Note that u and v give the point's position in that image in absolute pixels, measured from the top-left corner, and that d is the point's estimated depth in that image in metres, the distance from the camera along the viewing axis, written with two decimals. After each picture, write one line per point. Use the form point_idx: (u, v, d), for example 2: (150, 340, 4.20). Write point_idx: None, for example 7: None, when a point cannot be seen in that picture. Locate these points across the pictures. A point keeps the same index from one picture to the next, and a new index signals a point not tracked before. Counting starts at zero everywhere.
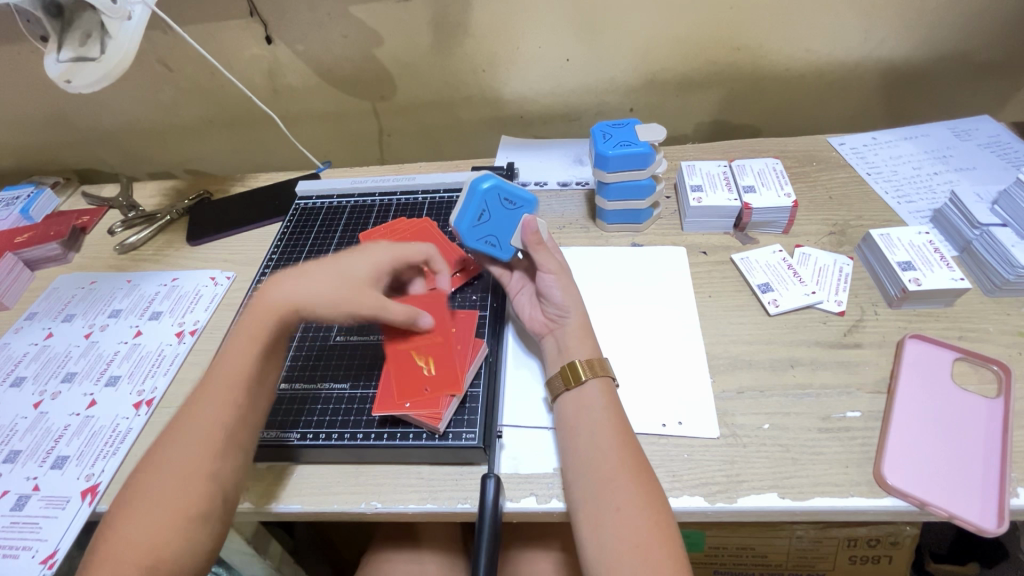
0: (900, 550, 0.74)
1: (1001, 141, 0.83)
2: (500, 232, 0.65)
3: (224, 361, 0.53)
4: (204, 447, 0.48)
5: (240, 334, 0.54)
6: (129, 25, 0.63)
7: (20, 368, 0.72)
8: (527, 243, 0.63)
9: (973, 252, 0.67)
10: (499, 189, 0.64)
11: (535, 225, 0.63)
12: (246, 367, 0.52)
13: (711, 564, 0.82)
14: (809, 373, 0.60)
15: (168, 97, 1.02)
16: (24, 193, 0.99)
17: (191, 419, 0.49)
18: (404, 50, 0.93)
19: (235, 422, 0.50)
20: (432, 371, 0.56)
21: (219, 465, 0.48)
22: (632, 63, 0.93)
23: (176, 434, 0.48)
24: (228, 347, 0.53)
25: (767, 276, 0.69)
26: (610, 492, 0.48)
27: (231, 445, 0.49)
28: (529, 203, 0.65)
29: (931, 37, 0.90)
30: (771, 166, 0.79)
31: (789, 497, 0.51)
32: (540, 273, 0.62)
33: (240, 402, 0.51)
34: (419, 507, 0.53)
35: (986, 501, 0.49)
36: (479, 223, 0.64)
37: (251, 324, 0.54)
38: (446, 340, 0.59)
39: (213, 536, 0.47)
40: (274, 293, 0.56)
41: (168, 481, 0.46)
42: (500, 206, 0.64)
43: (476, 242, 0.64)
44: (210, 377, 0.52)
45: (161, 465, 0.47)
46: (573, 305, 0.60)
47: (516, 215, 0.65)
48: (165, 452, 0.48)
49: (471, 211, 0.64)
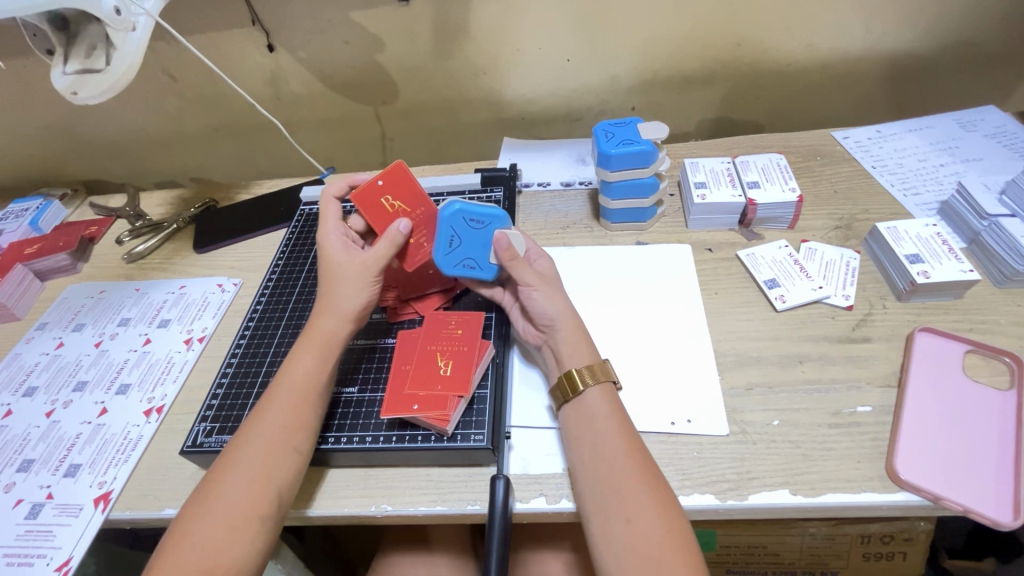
0: (914, 546, 0.73)
1: (1006, 131, 0.82)
2: (477, 254, 0.64)
3: (286, 374, 0.55)
4: (264, 455, 0.50)
5: (304, 354, 0.56)
6: (133, 37, 0.65)
7: (32, 378, 0.72)
8: (501, 260, 0.61)
9: (982, 244, 0.66)
10: (463, 212, 0.64)
11: (507, 240, 0.61)
12: (307, 381, 0.55)
13: (722, 563, 0.81)
14: (818, 368, 0.59)
15: (173, 106, 1.02)
16: (33, 205, 1.00)
17: (253, 432, 0.52)
18: (406, 53, 0.94)
19: (294, 429, 0.52)
20: (449, 372, 0.56)
21: (279, 471, 0.50)
22: (633, 61, 0.93)
23: (239, 445, 0.51)
24: (291, 365, 0.56)
25: (772, 271, 0.69)
26: (619, 501, 0.47)
27: (290, 449, 0.51)
28: (498, 217, 0.65)
29: (934, 28, 0.90)
30: (774, 161, 0.78)
31: (800, 494, 0.50)
32: (523, 289, 0.60)
33: (302, 410, 0.53)
34: (428, 509, 0.53)
35: (1001, 494, 0.48)
36: (452, 249, 0.64)
37: (312, 345, 0.57)
38: (470, 348, 0.59)
39: (270, 535, 0.48)
40: (324, 318, 0.58)
41: (231, 488, 0.48)
42: (468, 228, 0.64)
43: (456, 269, 0.64)
44: (272, 392, 0.55)
45: (222, 473, 0.49)
46: (558, 312, 0.59)
47: (487, 232, 0.64)
48: (230, 461, 0.50)
49: (442, 239, 0.63)
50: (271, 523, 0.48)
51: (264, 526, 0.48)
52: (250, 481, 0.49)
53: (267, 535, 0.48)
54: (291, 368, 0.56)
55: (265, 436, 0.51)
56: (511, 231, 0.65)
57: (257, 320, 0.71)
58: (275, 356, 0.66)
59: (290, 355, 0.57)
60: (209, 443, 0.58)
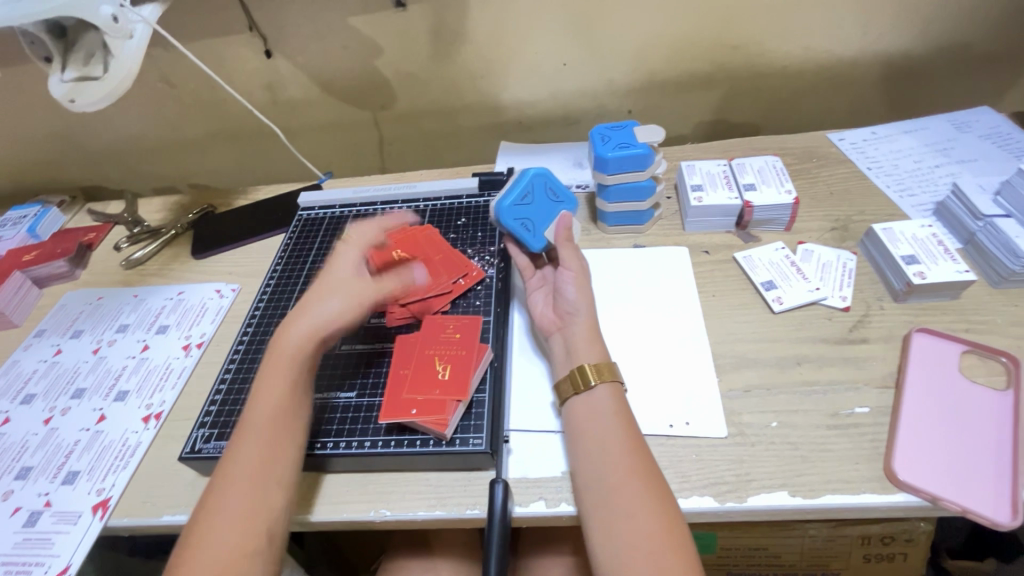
0: (915, 547, 0.72)
1: (1001, 132, 0.83)
2: (536, 220, 0.69)
3: (256, 403, 0.53)
4: (246, 494, 0.48)
5: (271, 377, 0.54)
6: (131, 44, 0.65)
7: (30, 385, 0.72)
8: (558, 236, 0.67)
9: (978, 244, 0.67)
10: (545, 180, 0.73)
11: (569, 222, 0.69)
12: (278, 407, 0.53)
13: (722, 565, 0.80)
14: (815, 369, 0.59)
15: (171, 112, 1.03)
16: (30, 212, 1.00)
17: (229, 473, 0.49)
18: (404, 59, 0.94)
19: (274, 459, 0.50)
20: (447, 377, 0.56)
21: (266, 507, 0.48)
22: (630, 65, 0.94)
23: (221, 482, 0.49)
24: (258, 398, 0.53)
25: (770, 273, 0.69)
26: (620, 499, 0.48)
27: (273, 483, 0.49)
28: (569, 203, 0.73)
29: (929, 30, 0.90)
30: (770, 163, 0.78)
31: (799, 495, 0.50)
32: (562, 269, 0.64)
33: (277, 440, 0.51)
34: (427, 514, 0.53)
35: (1000, 494, 0.48)
36: (521, 203, 0.69)
37: (280, 364, 0.55)
38: (469, 352, 0.59)
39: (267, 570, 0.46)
40: (296, 328, 0.56)
41: (217, 531, 0.46)
42: (542, 194, 0.72)
43: (512, 220, 0.68)
44: (242, 426, 0.52)
45: (207, 514, 0.47)
46: (584, 305, 0.61)
47: (555, 207, 0.71)
48: (214, 499, 0.48)
49: (518, 192, 0.70)
50: (268, 553, 0.47)
51: (259, 559, 0.46)
52: (235, 522, 0.47)
53: (269, 565, 0.46)
54: (260, 396, 0.53)
55: (246, 468, 0.49)
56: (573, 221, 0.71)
57: (254, 325, 0.71)
58: None
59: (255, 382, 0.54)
60: (207, 449, 0.58)
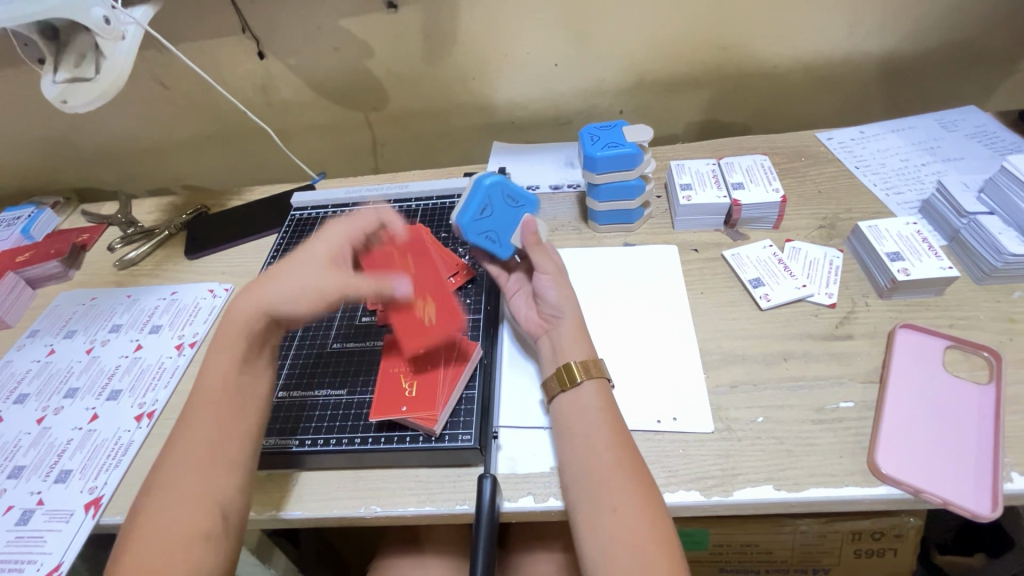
0: (905, 542, 0.73)
1: (987, 131, 0.84)
2: (501, 229, 0.65)
3: (203, 380, 0.51)
4: (196, 474, 0.47)
5: (220, 352, 0.52)
6: (123, 46, 0.66)
7: (23, 385, 0.72)
8: (527, 243, 0.65)
9: (962, 241, 0.67)
10: (502, 185, 0.64)
11: (535, 224, 0.65)
12: (224, 384, 0.51)
13: (715, 562, 0.81)
14: (801, 365, 0.60)
15: (164, 113, 1.03)
16: (24, 213, 1.01)
17: (179, 450, 0.48)
18: (396, 60, 0.95)
19: (226, 441, 0.49)
20: (413, 394, 0.56)
21: (218, 486, 0.47)
22: (620, 65, 0.94)
23: (166, 463, 0.48)
24: (203, 375, 0.51)
25: (757, 271, 0.70)
26: (606, 493, 0.48)
27: (228, 463, 0.48)
28: (531, 203, 0.66)
29: (915, 30, 0.91)
30: (758, 162, 0.79)
31: (784, 489, 0.51)
32: (539, 274, 0.63)
33: (228, 420, 0.50)
34: (417, 509, 0.53)
35: (981, 486, 0.49)
36: (480, 217, 0.63)
37: (229, 336, 0.52)
38: (434, 366, 0.58)
39: (225, 551, 0.46)
40: (244, 302, 0.53)
41: (167, 515, 0.45)
42: (503, 202, 0.64)
43: (477, 237, 0.64)
44: (190, 399, 0.51)
45: (153, 496, 0.46)
46: (567, 305, 0.61)
47: (518, 213, 0.66)
48: (158, 482, 0.47)
49: (475, 205, 0.63)
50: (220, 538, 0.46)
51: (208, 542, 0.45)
52: (188, 501, 0.46)
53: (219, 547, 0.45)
54: (206, 372, 0.51)
55: (189, 447, 0.48)
56: (538, 219, 0.67)
57: None
58: None
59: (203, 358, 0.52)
60: None
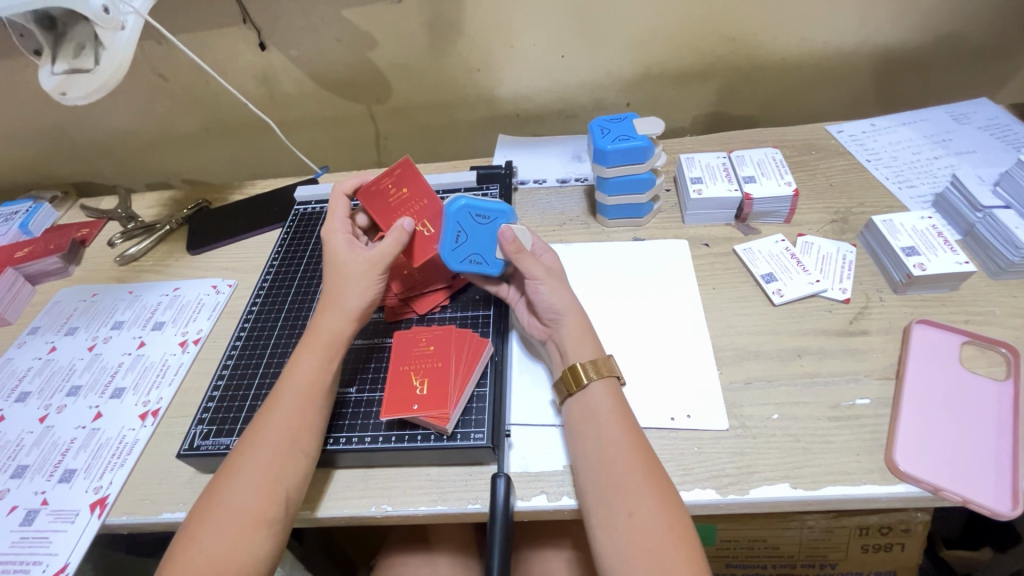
0: (912, 537, 0.73)
1: (999, 124, 0.83)
2: (483, 249, 0.63)
3: (262, 427, 0.51)
4: (271, 458, 0.49)
5: (308, 354, 0.55)
6: (122, 35, 0.64)
7: (25, 383, 0.71)
8: (507, 254, 0.60)
9: (977, 235, 0.67)
10: (470, 207, 0.62)
11: (513, 233, 0.61)
12: (291, 435, 0.51)
13: (722, 556, 0.81)
14: (817, 361, 0.60)
15: (164, 106, 1.01)
16: (22, 208, 0.99)
17: (260, 434, 0.51)
18: (400, 51, 0.93)
19: (299, 432, 0.51)
20: (426, 392, 0.55)
21: (287, 475, 0.49)
22: (628, 57, 0.93)
23: (213, 506, 0.47)
24: (267, 422, 0.52)
25: (770, 266, 0.69)
26: (622, 497, 0.47)
27: (298, 451, 0.50)
28: (503, 213, 0.63)
29: (927, 20, 0.90)
30: (769, 156, 0.78)
31: (801, 487, 0.50)
32: (528, 282, 0.60)
33: (306, 414, 0.52)
34: (430, 509, 0.52)
35: (1000, 485, 0.48)
36: (458, 245, 0.62)
37: (316, 345, 0.56)
38: (445, 363, 0.57)
39: (279, 538, 0.47)
40: (328, 316, 0.57)
41: (240, 492, 0.47)
42: (474, 224, 0.62)
43: (462, 264, 0.63)
44: (249, 442, 0.51)
45: (193, 540, 0.45)
46: (565, 306, 0.59)
47: (494, 228, 0.63)
48: (200, 525, 0.46)
49: (449, 234, 0.61)
50: None
51: None
52: (259, 483, 0.48)
53: None
54: (271, 421, 0.51)
55: (244, 498, 0.47)
56: (517, 226, 0.64)
57: (252, 320, 0.71)
58: (271, 358, 0.66)
59: (272, 407, 0.53)
60: (206, 446, 0.58)
